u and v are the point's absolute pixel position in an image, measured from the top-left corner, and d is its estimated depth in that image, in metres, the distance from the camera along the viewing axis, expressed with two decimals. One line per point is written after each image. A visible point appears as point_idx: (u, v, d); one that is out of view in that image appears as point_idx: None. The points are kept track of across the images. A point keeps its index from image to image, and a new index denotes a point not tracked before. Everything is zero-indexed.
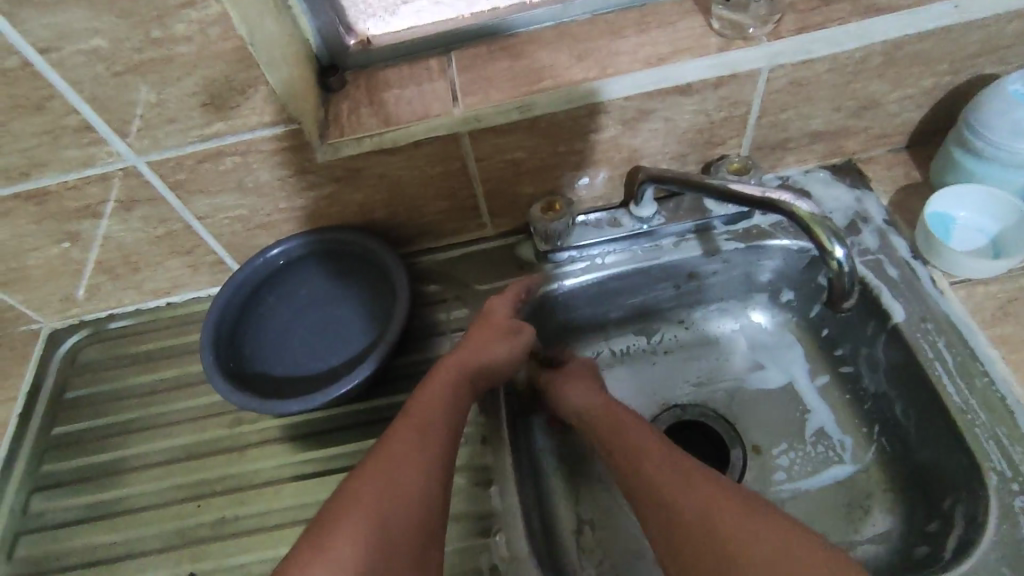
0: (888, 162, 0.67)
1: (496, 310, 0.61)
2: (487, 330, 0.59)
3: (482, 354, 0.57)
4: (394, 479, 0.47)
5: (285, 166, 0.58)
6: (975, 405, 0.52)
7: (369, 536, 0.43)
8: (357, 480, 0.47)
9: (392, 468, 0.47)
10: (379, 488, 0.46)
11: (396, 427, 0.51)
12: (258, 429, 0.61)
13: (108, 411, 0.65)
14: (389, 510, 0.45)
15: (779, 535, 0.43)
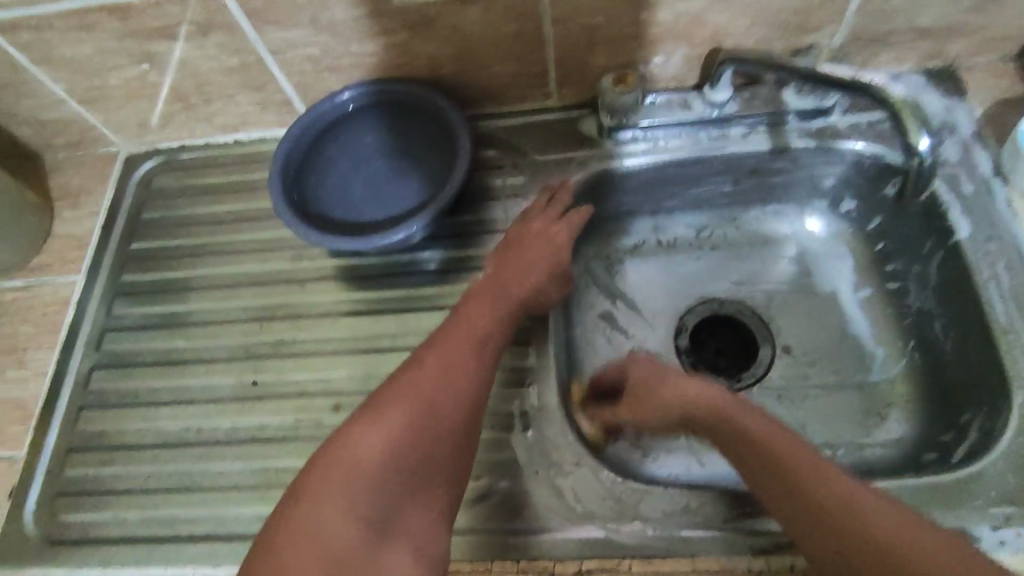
0: (991, 72, 0.63)
1: (553, 230, 0.60)
2: (537, 241, 0.60)
3: (528, 266, 0.58)
4: (442, 373, 0.49)
5: (360, 5, 0.57)
6: (1021, 327, 0.52)
7: (414, 420, 0.46)
8: (410, 369, 0.49)
9: (443, 362, 0.49)
10: (425, 381, 0.48)
11: (448, 325, 0.53)
12: (317, 266, 0.65)
13: (180, 234, 0.70)
14: (437, 399, 0.48)
15: (887, 512, 0.40)
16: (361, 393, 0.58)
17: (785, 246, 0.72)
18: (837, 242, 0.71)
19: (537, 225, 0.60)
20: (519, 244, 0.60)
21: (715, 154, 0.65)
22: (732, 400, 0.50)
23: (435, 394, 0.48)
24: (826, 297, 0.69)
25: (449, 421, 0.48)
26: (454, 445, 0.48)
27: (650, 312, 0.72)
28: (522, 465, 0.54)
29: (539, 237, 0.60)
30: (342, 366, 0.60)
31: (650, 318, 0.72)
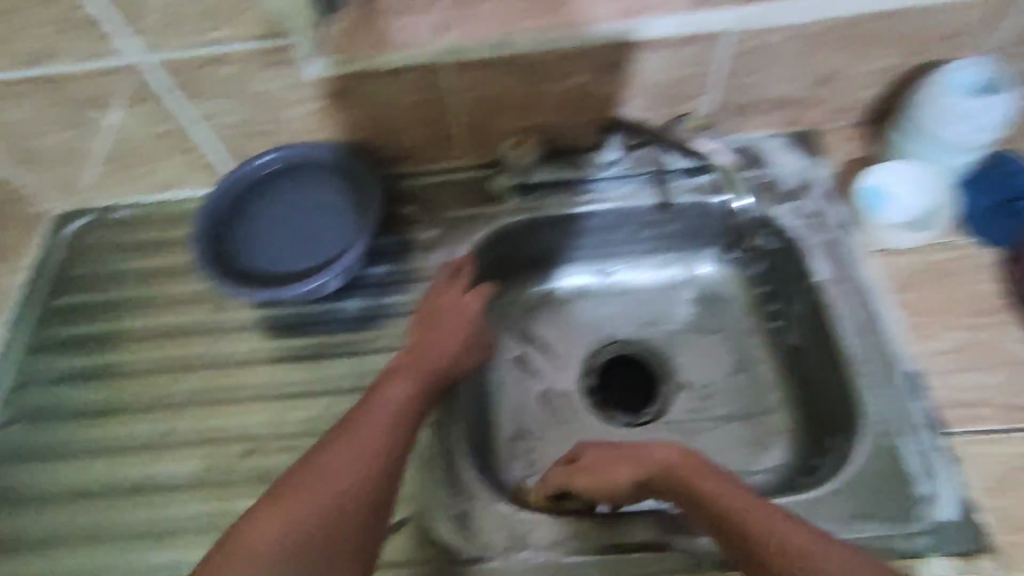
0: (843, 135, 0.72)
1: (460, 306, 0.64)
2: (449, 317, 0.63)
3: (440, 343, 0.61)
4: (353, 455, 0.51)
5: (278, 78, 0.63)
6: (869, 357, 0.59)
7: (321, 507, 0.48)
8: (322, 454, 0.51)
9: (351, 445, 0.51)
10: (336, 461, 0.50)
11: (359, 407, 0.55)
12: (238, 315, 0.69)
13: (105, 289, 0.72)
14: (345, 483, 0.49)
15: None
16: (273, 437, 0.61)
17: (683, 290, 0.79)
18: (727, 286, 0.78)
19: (448, 298, 0.64)
20: (432, 322, 0.63)
21: (609, 208, 0.72)
22: (702, 468, 0.51)
23: (344, 478, 0.49)
24: (718, 336, 0.76)
25: (357, 506, 0.49)
26: (360, 530, 0.49)
27: (562, 353, 0.77)
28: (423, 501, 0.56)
29: (451, 312, 0.64)
30: (255, 412, 0.62)
31: (560, 359, 0.77)
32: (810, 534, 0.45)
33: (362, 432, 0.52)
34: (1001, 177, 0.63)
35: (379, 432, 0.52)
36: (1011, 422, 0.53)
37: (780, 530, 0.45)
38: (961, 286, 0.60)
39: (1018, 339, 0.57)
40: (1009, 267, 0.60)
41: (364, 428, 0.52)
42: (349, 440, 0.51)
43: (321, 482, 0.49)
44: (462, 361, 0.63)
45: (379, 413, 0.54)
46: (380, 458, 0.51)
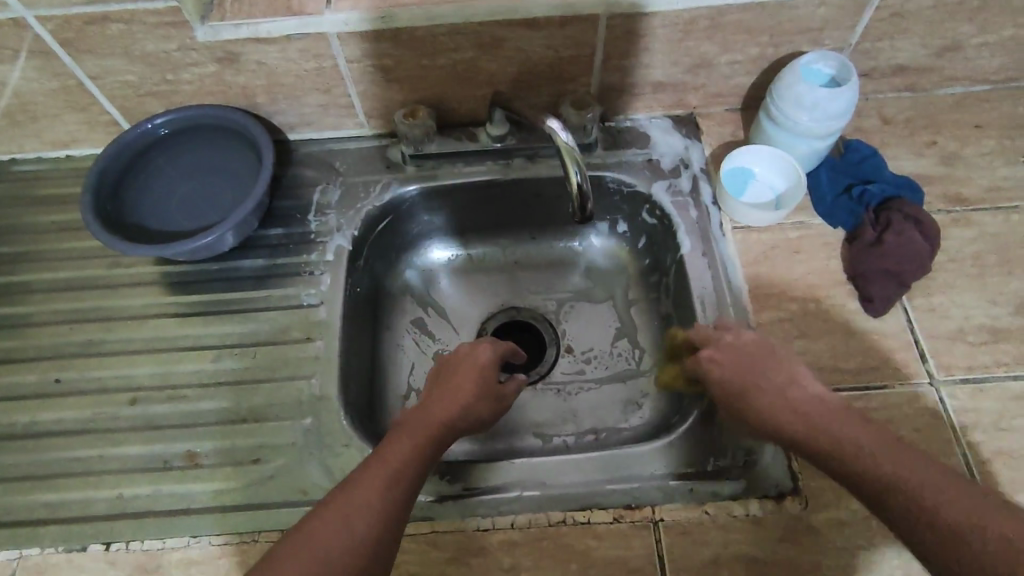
0: (722, 119, 0.76)
1: (475, 353, 0.62)
2: (461, 369, 0.61)
3: (455, 395, 0.58)
4: (357, 510, 0.46)
5: (168, 40, 0.64)
6: (717, 323, 0.65)
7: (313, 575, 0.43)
8: (335, 506, 0.46)
9: (347, 505, 0.46)
10: (333, 521, 0.45)
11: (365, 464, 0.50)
12: (133, 272, 0.70)
13: (2, 242, 0.73)
14: (343, 543, 0.44)
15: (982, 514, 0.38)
16: (160, 387, 0.64)
17: (575, 261, 0.83)
18: (614, 258, 0.82)
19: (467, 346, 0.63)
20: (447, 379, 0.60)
21: (501, 180, 0.76)
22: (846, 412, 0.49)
23: (346, 534, 0.45)
24: (603, 305, 0.81)
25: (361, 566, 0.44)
26: None
27: (457, 317, 0.81)
28: (298, 447, 0.60)
29: (463, 363, 0.61)
30: (144, 363, 0.65)
31: (456, 323, 0.81)
32: (927, 470, 0.42)
33: (366, 485, 0.48)
34: (851, 163, 0.69)
35: (380, 485, 0.48)
36: (829, 383, 0.60)
37: (906, 471, 0.42)
38: (805, 262, 0.66)
39: (848, 311, 0.63)
40: (847, 245, 0.66)
41: (369, 480, 0.48)
42: (359, 485, 0.48)
43: (326, 533, 0.45)
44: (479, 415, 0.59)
45: (382, 463, 0.50)
46: (380, 516, 0.46)
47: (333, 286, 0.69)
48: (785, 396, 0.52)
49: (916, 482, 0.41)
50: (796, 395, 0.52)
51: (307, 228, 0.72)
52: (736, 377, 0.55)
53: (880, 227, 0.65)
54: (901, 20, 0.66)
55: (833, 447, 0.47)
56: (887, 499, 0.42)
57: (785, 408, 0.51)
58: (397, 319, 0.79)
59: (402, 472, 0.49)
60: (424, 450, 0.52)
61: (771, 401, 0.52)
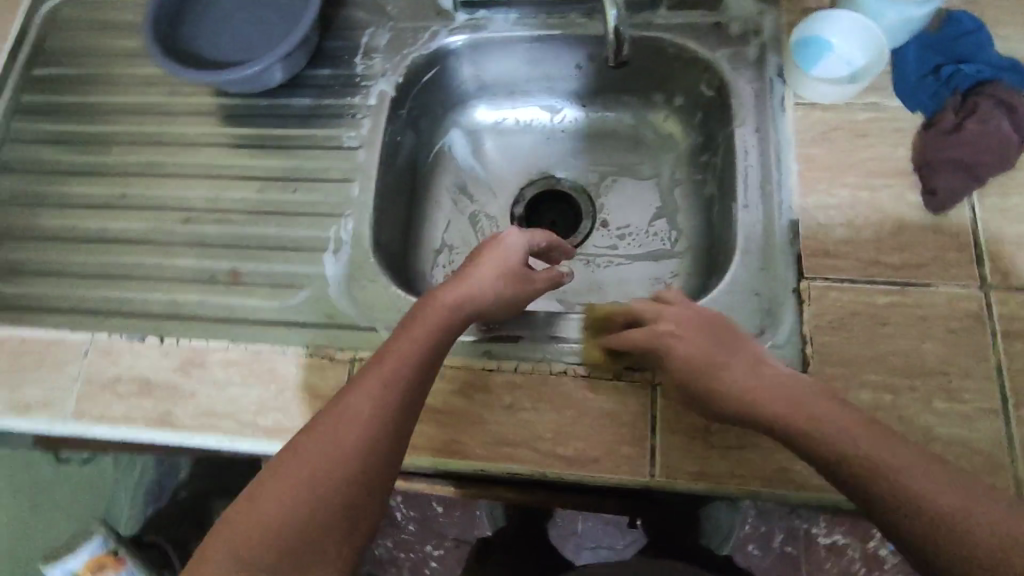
0: None
1: (501, 245, 0.59)
2: (486, 255, 0.58)
3: (474, 288, 0.55)
4: (348, 420, 0.46)
5: None
6: (757, 203, 0.62)
7: (324, 470, 0.44)
8: (340, 406, 0.47)
9: (353, 404, 0.46)
10: (340, 419, 0.46)
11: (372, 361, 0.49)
12: (191, 102, 0.73)
13: (76, 63, 0.77)
14: (336, 455, 0.44)
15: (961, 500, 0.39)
16: (211, 210, 0.68)
17: (623, 134, 0.80)
18: (666, 134, 0.78)
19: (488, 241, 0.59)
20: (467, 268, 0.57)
21: (551, 36, 0.72)
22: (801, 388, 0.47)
23: (347, 443, 0.45)
24: (646, 184, 0.79)
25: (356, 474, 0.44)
26: (362, 492, 0.44)
27: (496, 181, 0.81)
28: (329, 277, 0.64)
29: (484, 257, 0.57)
30: (198, 188, 0.69)
31: (495, 187, 0.81)
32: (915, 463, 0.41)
33: (361, 391, 0.47)
34: (949, 37, 0.61)
35: (374, 387, 0.47)
36: (865, 276, 0.57)
37: (903, 476, 0.40)
38: (869, 148, 0.61)
39: (904, 204, 0.58)
40: (923, 133, 0.60)
41: (368, 381, 0.47)
42: (364, 382, 0.47)
43: (325, 440, 0.45)
44: (502, 303, 0.57)
45: (378, 365, 0.48)
46: (373, 422, 0.46)
47: (373, 131, 0.70)
48: (788, 383, 0.47)
49: (921, 489, 0.40)
50: (795, 380, 0.48)
51: (353, 72, 0.72)
52: (687, 357, 0.51)
53: (962, 113, 0.58)
54: None
55: (833, 449, 0.43)
56: (895, 507, 0.40)
57: (750, 390, 0.48)
58: (440, 177, 0.80)
59: (403, 375, 0.48)
60: (424, 345, 0.50)
61: (740, 385, 0.48)
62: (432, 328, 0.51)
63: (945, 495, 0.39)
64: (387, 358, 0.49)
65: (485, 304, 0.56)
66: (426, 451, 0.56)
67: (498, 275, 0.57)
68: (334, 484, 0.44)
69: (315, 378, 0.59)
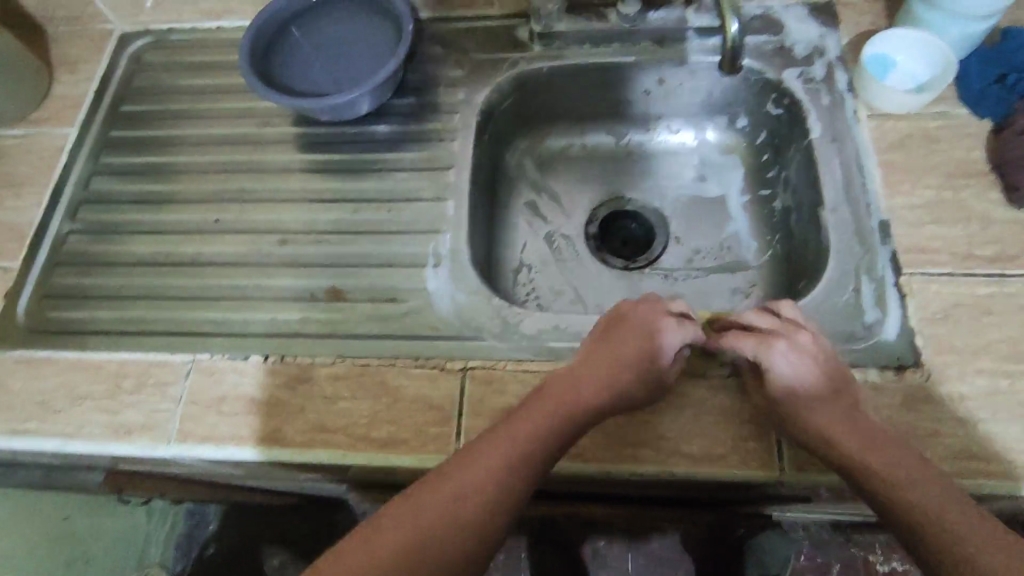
0: (864, 9, 0.73)
1: (648, 321, 0.58)
2: (625, 335, 0.58)
3: (609, 378, 0.55)
4: (478, 478, 0.49)
5: None
6: (845, 206, 0.64)
7: (415, 542, 0.47)
8: (450, 473, 0.50)
9: (460, 479, 0.49)
10: (442, 491, 0.49)
11: (486, 435, 0.52)
12: (279, 132, 0.76)
13: (164, 100, 0.80)
14: (453, 510, 0.48)
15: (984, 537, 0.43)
16: (304, 232, 0.70)
17: (688, 155, 0.84)
18: (730, 154, 0.82)
19: (641, 313, 0.59)
20: (608, 338, 0.58)
21: (625, 63, 0.76)
22: (864, 427, 0.51)
23: (442, 517, 0.48)
24: (714, 201, 0.82)
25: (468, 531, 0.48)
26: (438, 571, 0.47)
27: (568, 203, 0.84)
28: (429, 291, 0.65)
29: (632, 334, 0.58)
30: (289, 211, 0.71)
31: (567, 208, 0.83)
32: (950, 499, 0.46)
33: (489, 453, 0.51)
34: (1006, 50, 0.66)
35: (500, 455, 0.50)
36: (962, 268, 0.59)
37: (937, 504, 0.46)
38: (944, 151, 0.64)
39: (987, 201, 0.62)
40: (993, 136, 0.64)
41: (494, 443, 0.51)
42: (476, 458, 0.50)
43: (429, 507, 0.48)
44: (626, 400, 0.55)
45: (507, 434, 0.52)
46: (489, 489, 0.49)
47: (462, 153, 0.72)
48: (856, 420, 0.52)
49: (929, 511, 0.46)
50: (861, 417, 0.52)
51: (437, 99, 0.76)
52: (815, 413, 0.52)
53: None
54: None
55: (876, 472, 0.49)
56: (942, 536, 0.44)
57: (838, 427, 0.51)
58: (516, 199, 0.83)
59: (512, 463, 0.50)
60: (547, 420, 0.52)
61: (854, 445, 0.50)
62: (550, 423, 0.52)
63: (989, 553, 0.42)
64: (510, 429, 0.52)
65: (613, 399, 0.54)
66: (561, 457, 0.56)
67: (636, 359, 0.55)
68: (449, 534, 0.48)
69: (425, 388, 0.59)
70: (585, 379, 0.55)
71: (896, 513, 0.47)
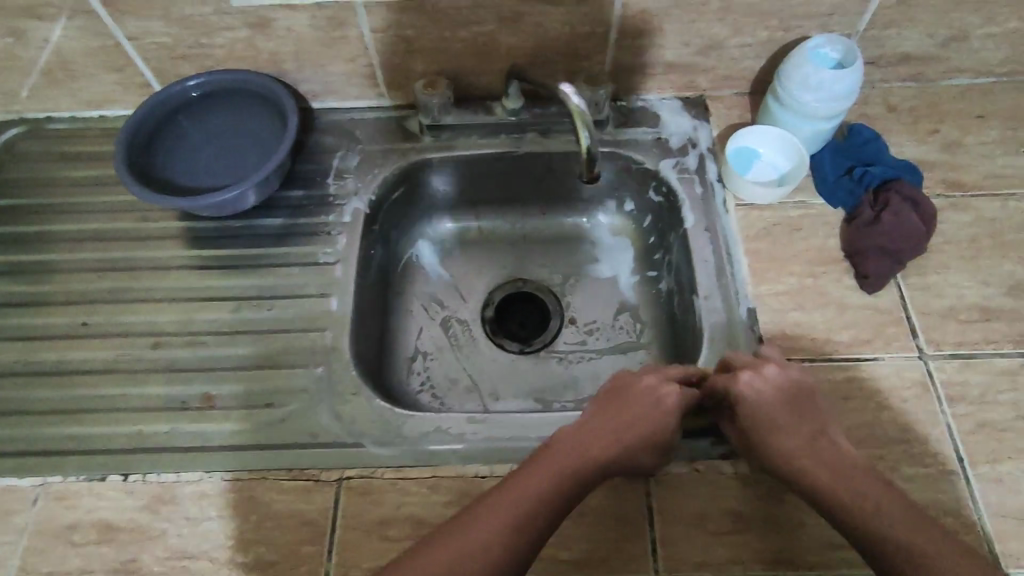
0: (731, 103, 0.78)
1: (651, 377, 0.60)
2: (643, 392, 0.58)
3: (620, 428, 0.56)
4: (527, 486, 0.51)
5: (205, 5, 0.67)
6: (717, 294, 0.67)
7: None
8: (467, 519, 0.50)
9: (480, 528, 0.49)
10: (460, 536, 0.48)
11: (505, 487, 0.51)
12: (159, 226, 0.73)
13: (37, 194, 0.77)
14: (520, 508, 0.50)
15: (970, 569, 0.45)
16: (180, 334, 0.66)
17: (581, 237, 0.86)
18: (620, 234, 0.85)
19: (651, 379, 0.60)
20: (619, 398, 0.59)
21: (513, 153, 0.78)
22: (822, 454, 0.53)
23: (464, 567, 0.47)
24: (606, 280, 0.84)
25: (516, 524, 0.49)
26: None
27: (465, 286, 0.84)
28: (310, 394, 0.63)
29: (635, 393, 0.59)
30: (165, 311, 0.68)
31: (464, 292, 0.84)
32: (914, 519, 0.48)
33: (540, 466, 0.53)
34: (855, 146, 0.71)
35: (569, 471, 0.53)
36: (822, 354, 0.62)
37: (906, 532, 0.47)
38: (805, 239, 0.68)
39: (844, 287, 0.65)
40: (846, 225, 0.68)
41: (543, 464, 0.53)
42: (493, 507, 0.50)
43: (455, 551, 0.48)
44: (626, 445, 0.55)
45: (578, 453, 0.54)
46: (539, 491, 0.51)
47: (348, 247, 0.72)
48: (819, 445, 0.54)
49: (902, 540, 0.47)
50: (827, 444, 0.54)
51: (326, 190, 0.75)
52: (797, 455, 0.54)
53: (877, 207, 0.66)
54: (908, 7, 0.68)
55: (841, 496, 0.51)
56: (905, 566, 0.46)
57: (807, 454, 0.53)
58: (411, 284, 0.83)
59: (530, 519, 0.49)
60: (614, 446, 0.55)
61: (817, 471, 0.52)
62: (555, 475, 0.52)
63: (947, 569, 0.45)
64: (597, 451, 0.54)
65: (628, 452, 0.55)
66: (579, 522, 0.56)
67: (651, 410, 0.57)
68: (511, 534, 0.49)
69: (299, 503, 0.56)
70: (594, 432, 0.56)
71: (855, 533, 0.49)
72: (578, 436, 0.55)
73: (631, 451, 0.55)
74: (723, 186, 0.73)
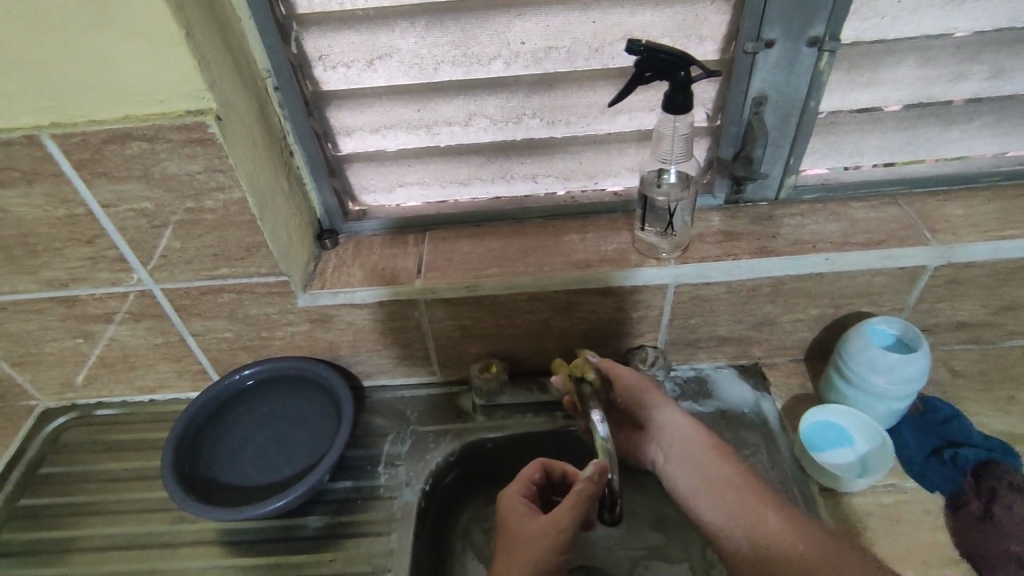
0: (787, 370, 0.77)
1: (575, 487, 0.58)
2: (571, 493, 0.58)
3: (561, 520, 0.57)
4: (525, 557, 0.56)
5: (273, 306, 0.70)
6: None
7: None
8: (507, 562, 0.56)
9: (515, 564, 0.56)
10: (513, 565, 0.56)
11: (512, 551, 0.57)
12: (195, 530, 0.70)
13: (80, 490, 0.75)
14: None
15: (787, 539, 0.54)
16: None
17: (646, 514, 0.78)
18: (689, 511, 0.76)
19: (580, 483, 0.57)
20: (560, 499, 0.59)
21: (571, 432, 0.75)
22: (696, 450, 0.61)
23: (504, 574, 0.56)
24: (679, 567, 0.73)
25: None
26: None
27: None
28: None
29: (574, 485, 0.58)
30: None
31: None
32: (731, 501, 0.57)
33: (509, 553, 0.57)
34: (935, 422, 0.68)
35: (535, 546, 0.56)
36: None
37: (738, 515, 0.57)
38: (909, 533, 0.61)
39: None
40: (951, 514, 0.62)
41: (528, 534, 0.57)
42: (512, 560, 0.56)
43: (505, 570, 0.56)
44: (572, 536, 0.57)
45: (540, 526, 0.57)
46: (520, 562, 0.55)
47: (400, 550, 0.66)
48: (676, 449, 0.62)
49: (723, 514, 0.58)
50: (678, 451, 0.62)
51: (377, 481, 0.72)
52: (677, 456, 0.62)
53: (985, 496, 0.61)
54: (956, 286, 0.70)
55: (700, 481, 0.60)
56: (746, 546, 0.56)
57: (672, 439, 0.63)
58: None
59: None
60: (560, 520, 0.57)
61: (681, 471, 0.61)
62: (537, 552, 0.56)
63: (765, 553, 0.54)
64: (556, 511, 0.58)
65: (570, 533, 0.57)
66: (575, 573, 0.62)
67: (567, 507, 0.57)
68: None
69: None
70: (543, 523, 0.57)
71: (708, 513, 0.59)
72: (564, 510, 0.57)
73: (571, 528, 0.57)
74: (803, 475, 0.66)
